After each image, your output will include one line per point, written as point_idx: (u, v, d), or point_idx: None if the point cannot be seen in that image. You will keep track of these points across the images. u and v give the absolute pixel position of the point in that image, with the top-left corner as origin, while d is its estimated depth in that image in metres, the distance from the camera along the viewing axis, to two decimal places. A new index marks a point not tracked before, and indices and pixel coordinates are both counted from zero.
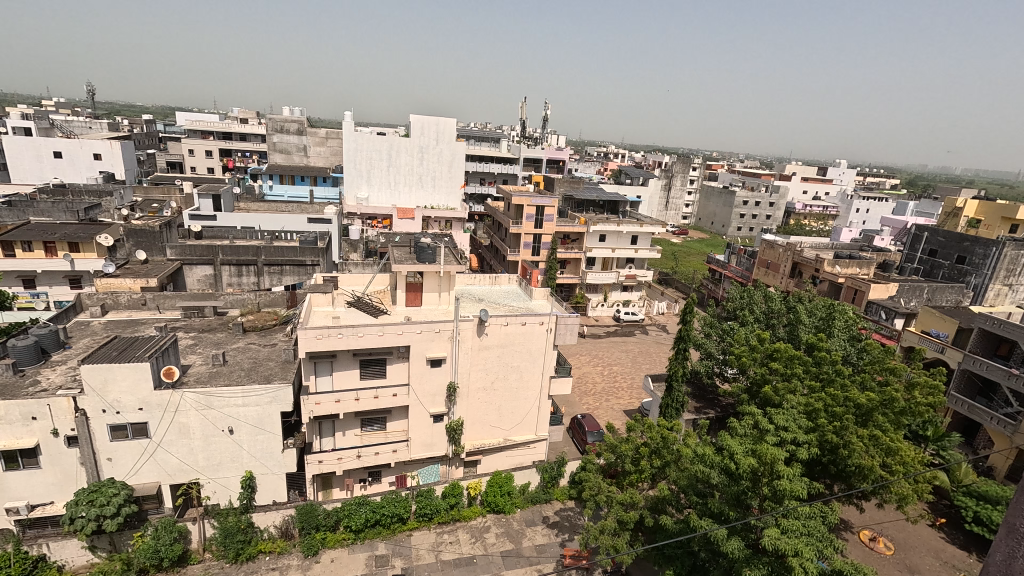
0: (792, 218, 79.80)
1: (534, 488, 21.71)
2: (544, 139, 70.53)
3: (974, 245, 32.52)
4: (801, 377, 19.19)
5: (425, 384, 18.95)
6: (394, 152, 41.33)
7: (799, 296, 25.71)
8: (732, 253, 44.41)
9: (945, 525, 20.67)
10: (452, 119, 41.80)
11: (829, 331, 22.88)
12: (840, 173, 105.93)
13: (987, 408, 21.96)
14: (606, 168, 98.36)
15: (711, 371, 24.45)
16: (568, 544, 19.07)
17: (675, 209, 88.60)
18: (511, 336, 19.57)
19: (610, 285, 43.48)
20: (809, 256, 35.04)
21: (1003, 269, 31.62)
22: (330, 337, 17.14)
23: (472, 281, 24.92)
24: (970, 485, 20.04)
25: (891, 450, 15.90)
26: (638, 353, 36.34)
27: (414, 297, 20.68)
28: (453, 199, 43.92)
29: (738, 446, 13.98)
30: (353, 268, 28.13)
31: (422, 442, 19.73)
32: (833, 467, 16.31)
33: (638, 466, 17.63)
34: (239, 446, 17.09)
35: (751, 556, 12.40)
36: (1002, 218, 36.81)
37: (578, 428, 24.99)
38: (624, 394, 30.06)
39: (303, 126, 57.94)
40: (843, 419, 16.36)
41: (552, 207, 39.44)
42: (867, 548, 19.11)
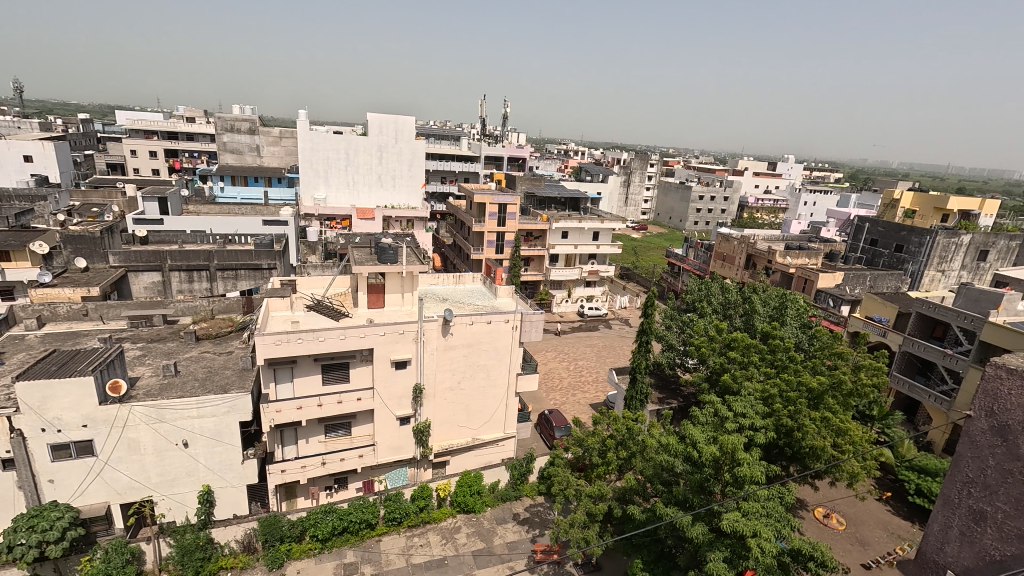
0: (746, 212, 82.76)
1: (503, 486, 21.73)
2: (504, 137, 70.59)
3: (910, 234, 34.61)
4: (757, 364, 19.90)
5: (390, 387, 18.65)
6: (351, 151, 40.41)
7: (754, 286, 26.61)
8: (690, 246, 45.67)
9: (891, 499, 21.93)
10: (410, 117, 41.27)
11: (782, 320, 23.90)
12: (788, 168, 110.43)
13: (926, 387, 23.40)
14: (567, 163, 99.06)
15: (673, 362, 25.08)
16: (539, 539, 19.20)
17: (634, 205, 90.24)
18: (476, 335, 19.50)
19: (573, 281, 43.96)
20: (762, 249, 36.43)
21: (937, 256, 33.83)
22: (289, 342, 16.62)
23: (436, 280, 24.69)
24: (912, 460, 21.36)
25: (841, 430, 16.74)
26: (602, 348, 36.92)
27: (376, 298, 20.30)
28: (415, 198, 43.40)
29: (700, 435, 14.41)
30: (311, 271, 27.41)
31: (389, 446, 19.48)
32: (789, 449, 17.04)
33: (605, 458, 17.85)
34: (194, 459, 16.38)
35: (714, 540, 12.75)
36: (935, 209, 39.26)
37: (546, 424, 25.21)
38: (590, 388, 30.49)
39: (255, 125, 56.01)
40: (797, 403, 17.11)
41: (514, 205, 39.46)
42: (821, 524, 20.12)
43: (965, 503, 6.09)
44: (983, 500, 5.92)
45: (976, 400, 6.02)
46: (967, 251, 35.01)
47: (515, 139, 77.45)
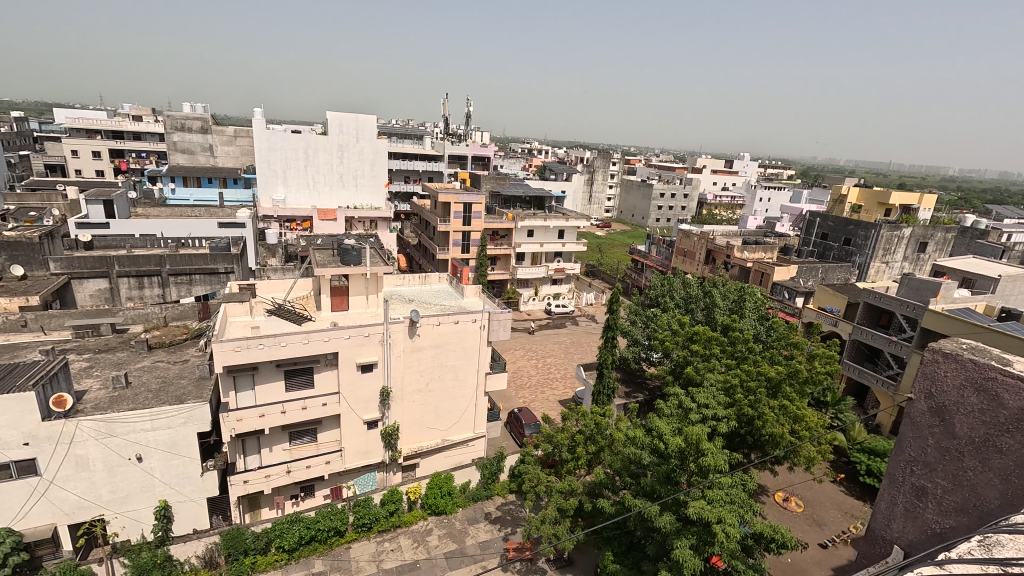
0: (705, 208, 85.24)
1: (474, 486, 21.67)
2: (467, 136, 70.23)
3: (857, 228, 36.44)
4: (718, 356, 20.52)
5: (357, 391, 18.30)
6: (311, 150, 39.42)
7: (714, 281, 27.37)
8: (652, 243, 46.63)
9: (845, 480, 23.02)
10: (372, 116, 40.62)
11: (741, 312, 24.72)
12: (744, 165, 114.50)
13: (874, 372, 24.66)
14: (531, 163, 99.34)
15: (638, 357, 25.52)
16: (511, 537, 19.25)
17: (598, 203, 91.54)
18: (444, 335, 19.37)
19: (540, 279, 44.16)
20: (721, 244, 37.55)
21: (881, 249, 35.78)
22: (249, 349, 16.07)
23: (402, 281, 24.37)
24: (862, 442, 22.48)
25: (798, 417, 17.45)
26: (569, 345, 37.31)
27: (340, 301, 19.86)
28: (378, 198, 42.73)
29: (666, 427, 14.80)
30: (271, 274, 26.56)
31: (357, 451, 19.12)
32: (750, 437, 17.68)
33: (575, 453, 18.03)
34: (150, 474, 15.65)
35: (681, 528, 13.08)
36: (879, 204, 41.45)
37: (515, 422, 25.29)
38: (559, 385, 30.78)
39: (207, 124, 53.83)
40: (757, 392, 17.77)
41: (479, 204, 39.35)
42: (781, 508, 20.94)
43: (907, 480, 6.39)
44: (924, 477, 6.23)
45: (916, 383, 6.37)
46: (909, 242, 37.14)
47: (479, 138, 77.31)
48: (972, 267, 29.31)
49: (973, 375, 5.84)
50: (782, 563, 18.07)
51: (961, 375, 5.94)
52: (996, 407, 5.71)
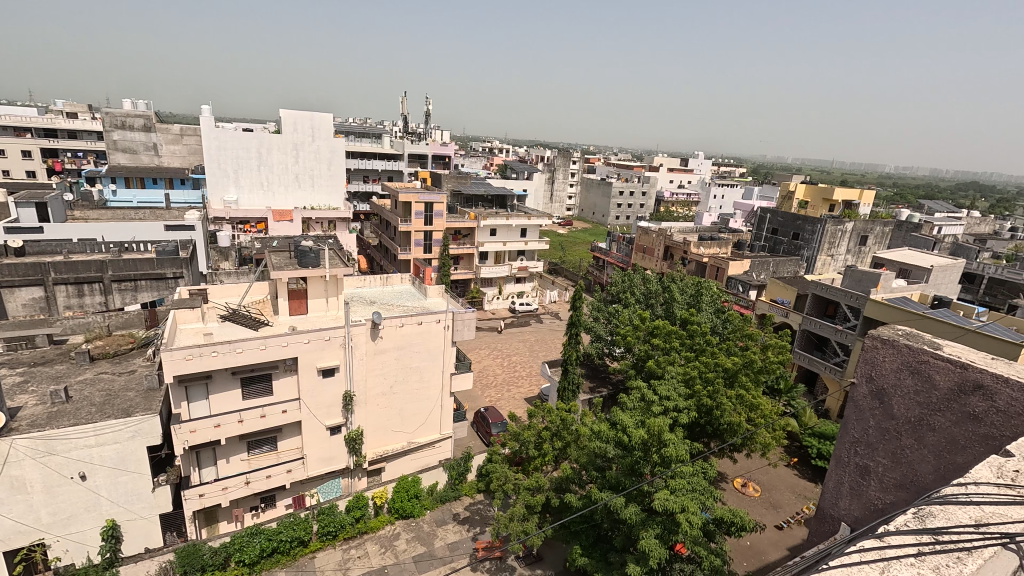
0: (663, 206, 87.47)
1: (442, 487, 21.52)
2: (427, 134, 69.47)
3: (804, 223, 38.24)
4: (678, 349, 21.10)
5: (318, 396, 17.85)
6: (264, 149, 38.12)
7: (672, 276, 28.13)
8: (612, 240, 47.45)
9: (797, 463, 24.14)
10: (328, 115, 39.67)
11: (699, 306, 25.51)
12: (699, 164, 118.03)
13: (822, 360, 25.89)
14: (493, 162, 99.27)
15: (601, 352, 26.01)
16: (480, 537, 19.24)
17: (559, 203, 92.38)
18: (407, 336, 19.12)
19: (503, 278, 44.20)
20: (678, 240, 38.65)
21: (826, 242, 37.70)
22: (202, 356, 15.39)
23: (363, 283, 23.92)
24: (813, 427, 23.61)
25: (753, 405, 18.18)
26: (533, 342, 37.57)
27: (298, 304, 19.30)
28: (336, 198, 41.73)
29: (630, 420, 15.09)
30: (224, 278, 25.55)
31: (320, 457, 18.65)
32: (710, 426, 18.31)
33: (541, 450, 18.23)
34: (95, 493, 14.79)
35: (646, 518, 13.37)
36: (824, 200, 43.53)
37: (482, 421, 25.26)
38: (524, 383, 30.95)
39: (151, 121, 51.15)
40: (715, 383, 18.39)
41: (440, 204, 39.02)
42: (740, 493, 21.77)
43: (852, 461, 6.76)
44: (867, 457, 6.60)
45: (858, 368, 6.78)
46: (852, 236, 39.22)
47: (439, 136, 76.57)
48: (907, 258, 31.26)
49: (908, 358, 6.26)
50: (742, 546, 18.76)
51: (898, 359, 6.34)
52: (928, 388, 6.10)
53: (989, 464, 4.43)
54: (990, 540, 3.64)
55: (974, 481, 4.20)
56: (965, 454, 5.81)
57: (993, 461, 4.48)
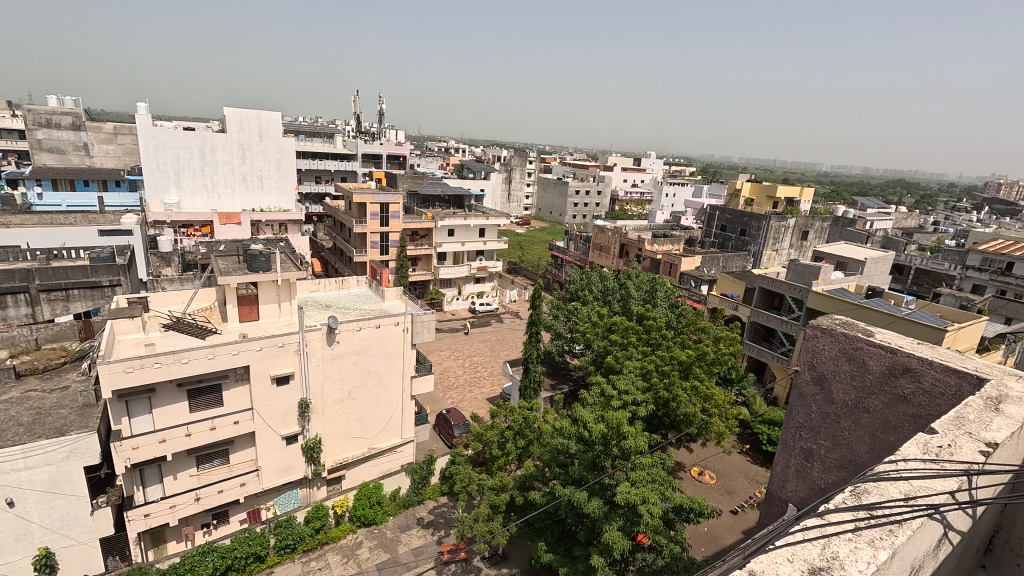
0: (618, 205, 89.34)
1: (405, 492, 21.24)
2: (381, 134, 68.22)
3: (751, 220, 40.03)
4: (635, 344, 21.57)
5: (272, 405, 17.19)
6: (208, 149, 36.38)
7: (628, 273, 28.79)
8: (570, 239, 48.07)
9: (750, 450, 25.23)
10: (276, 113, 38.31)
11: (654, 302, 26.21)
12: (651, 164, 121.35)
13: (770, 350, 27.11)
14: (449, 162, 98.55)
15: (561, 350, 26.32)
16: (445, 540, 19.07)
17: (517, 202, 92.51)
18: (365, 340, 18.70)
19: (462, 278, 44.01)
20: (633, 238, 39.58)
21: (771, 238, 39.63)
22: (143, 368, 14.52)
23: (317, 286, 23.25)
24: (763, 414, 24.76)
25: (707, 395, 18.84)
26: (494, 342, 37.61)
27: (249, 310, 18.52)
28: (287, 200, 40.31)
29: (590, 415, 15.30)
30: (167, 285, 24.21)
31: (275, 468, 17.98)
32: (667, 418, 18.89)
33: (504, 449, 18.27)
34: (24, 520, 13.69)
35: (609, 511, 13.60)
36: (768, 197, 45.64)
37: (444, 424, 25.07)
38: (486, 383, 30.93)
39: (80, 119, 47.80)
40: (671, 375, 18.96)
41: (396, 204, 38.43)
42: (697, 481, 22.53)
43: (797, 444, 7.11)
44: (810, 440, 6.96)
45: (801, 356, 7.17)
46: (794, 231, 41.31)
47: (393, 136, 75.43)
48: (844, 251, 33.21)
49: (844, 345, 6.66)
50: (700, 533, 19.42)
51: (836, 346, 6.73)
52: (863, 373, 6.50)
53: (916, 440, 4.73)
54: (918, 510, 3.89)
55: (903, 457, 4.48)
56: (896, 433, 6.19)
57: (920, 437, 4.79)
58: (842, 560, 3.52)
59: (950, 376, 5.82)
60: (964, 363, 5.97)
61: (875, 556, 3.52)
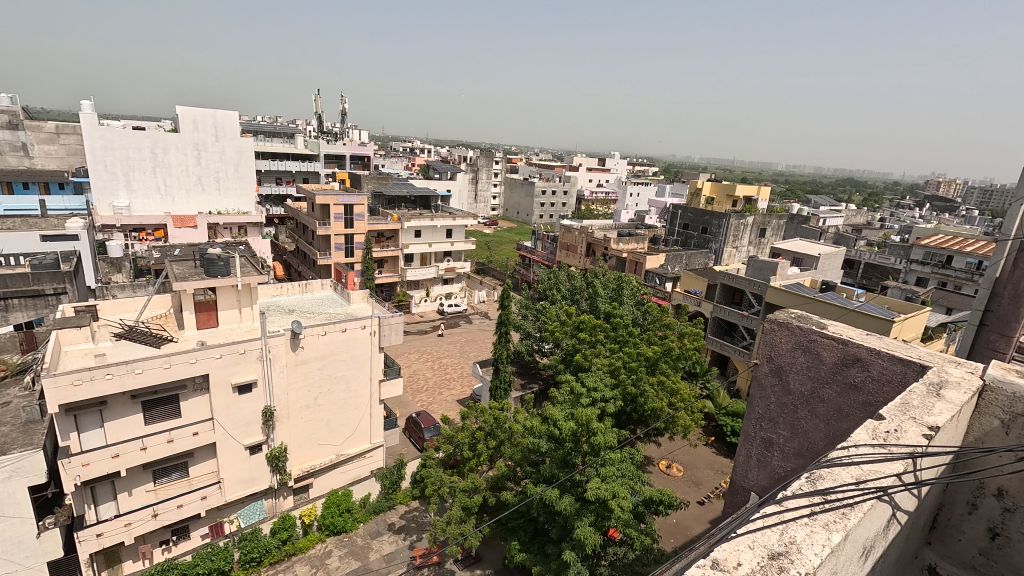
0: (584, 205, 90.39)
1: (375, 498, 20.96)
2: (343, 134, 66.93)
3: (712, 218, 41.25)
4: (604, 342, 21.87)
5: (233, 414, 16.61)
6: (160, 149, 34.89)
7: (595, 271, 29.17)
8: (537, 239, 48.40)
9: (715, 441, 26.01)
10: (232, 113, 37.07)
11: (621, 299, 26.67)
12: (615, 164, 123.36)
13: (732, 344, 27.95)
14: (415, 163, 97.49)
15: (531, 349, 26.46)
16: (417, 544, 18.88)
17: (484, 203, 92.26)
18: (331, 345, 18.30)
19: (430, 280, 43.66)
20: (599, 237, 40.11)
21: (731, 236, 40.93)
22: (93, 380, 13.79)
23: (279, 291, 22.61)
24: (727, 407, 25.58)
25: (674, 390, 19.28)
26: (464, 344, 37.46)
27: (207, 317, 17.85)
28: (246, 202, 39.07)
29: (560, 413, 15.41)
30: (117, 292, 23.06)
31: (239, 480, 17.42)
32: (635, 413, 19.26)
33: (476, 450, 18.17)
34: None
35: (581, 508, 13.75)
36: (728, 196, 47.10)
37: (414, 427, 24.81)
38: (456, 384, 30.80)
39: (17, 117, 44.81)
40: (638, 371, 19.29)
41: (361, 206, 37.77)
42: (665, 474, 23.05)
43: (758, 435, 7.41)
44: (770, 430, 7.25)
45: (760, 349, 7.45)
46: (753, 228, 42.74)
47: (357, 136, 74.15)
48: (800, 247, 34.58)
49: (800, 338, 6.94)
50: (669, 524, 19.89)
51: (792, 339, 7.02)
52: (818, 365, 6.79)
53: (866, 427, 4.96)
54: (868, 494, 4.10)
55: (854, 443, 4.69)
56: (848, 421, 6.50)
57: (869, 423, 5.03)
58: (799, 544, 3.66)
59: (895, 365, 6.08)
60: (909, 352, 6.27)
61: (830, 538, 3.67)
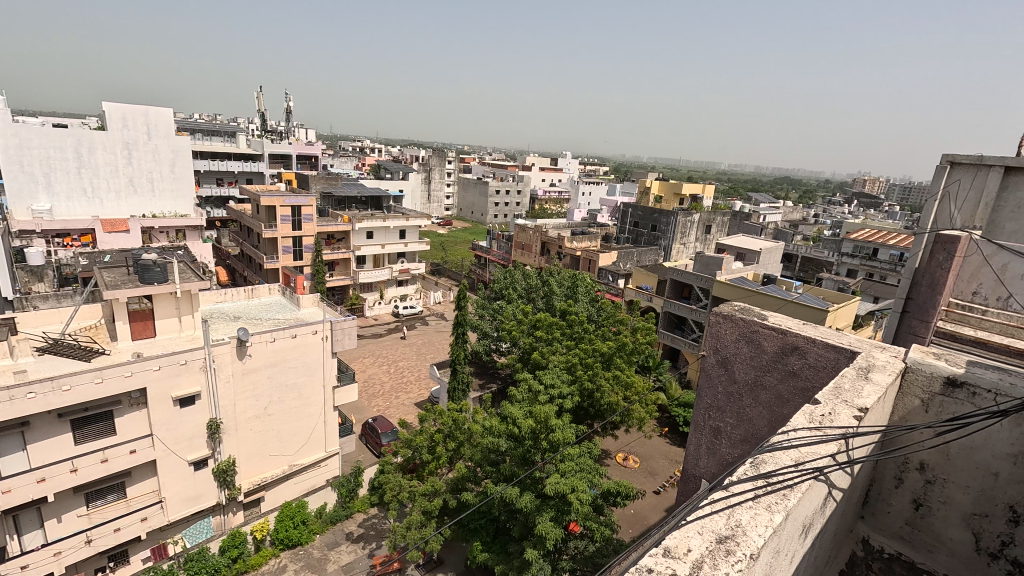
0: (538, 204, 91.13)
1: (331, 508, 20.38)
2: (289, 133, 64.56)
3: (661, 216, 42.56)
4: (560, 339, 22.14)
5: (174, 428, 15.70)
6: (84, 148, 32.46)
7: (550, 270, 29.48)
8: (492, 239, 48.48)
9: (669, 432, 26.89)
10: (166, 110, 35.01)
11: (576, 297, 27.11)
12: (567, 163, 125.18)
13: (682, 337, 28.90)
14: (364, 163, 95.29)
15: (488, 349, 26.44)
16: (377, 552, 18.47)
17: (437, 203, 91.25)
18: (280, 353, 17.62)
19: (384, 282, 42.77)
20: (553, 236, 40.58)
21: (679, 233, 42.40)
22: (13, 399, 12.65)
23: (222, 297, 21.54)
24: (679, 398, 26.54)
25: (628, 384, 19.76)
26: (421, 346, 36.99)
27: (143, 327, 16.77)
28: (184, 205, 36.99)
29: (519, 412, 15.48)
30: (40, 303, 21.29)
31: (183, 497, 16.49)
32: (592, 408, 19.61)
33: (435, 453, 17.92)
34: None
35: (541, 504, 13.88)
36: (675, 194, 48.76)
37: (370, 433, 24.29)
38: (413, 388, 30.36)
39: None
40: (594, 367, 19.66)
41: (309, 207, 36.57)
42: (623, 467, 23.59)
43: (708, 424, 7.74)
44: (719, 419, 7.59)
45: (707, 341, 7.75)
46: (699, 225, 44.38)
47: (303, 136, 71.75)
48: (743, 242, 36.23)
49: (743, 328, 7.24)
50: (627, 515, 20.41)
51: (735, 330, 7.33)
52: (760, 354, 7.12)
53: (803, 411, 5.25)
54: (805, 475, 4.35)
55: (793, 427, 4.95)
56: (788, 407, 6.86)
57: (806, 408, 5.33)
58: (744, 526, 3.83)
59: (829, 352, 6.46)
60: (841, 340, 6.67)
61: (772, 519, 3.86)
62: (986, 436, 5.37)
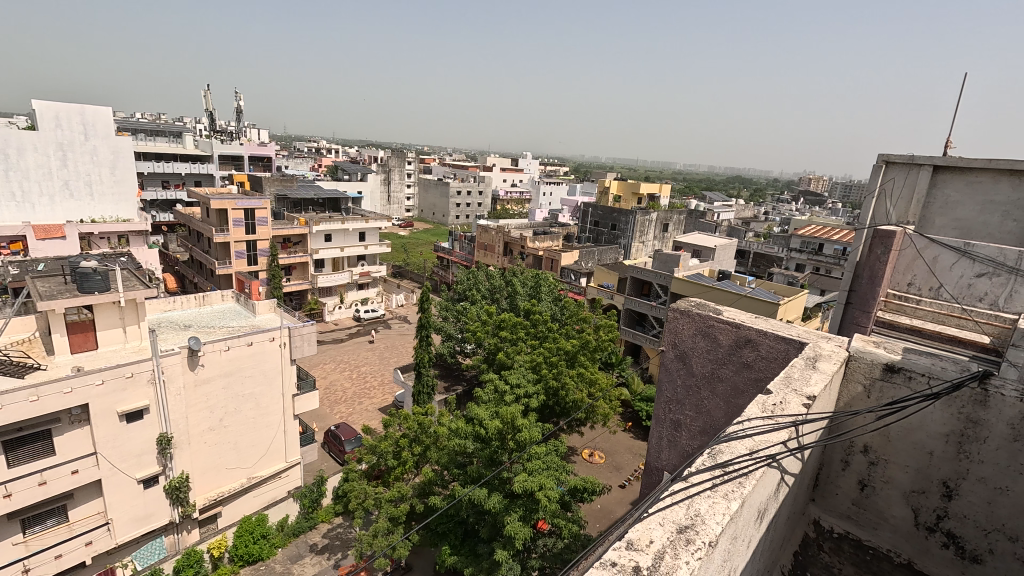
0: (499, 205, 91.26)
1: (294, 520, 19.76)
2: (240, 133, 62.21)
3: (620, 215, 43.40)
4: (524, 339, 22.25)
5: (120, 445, 14.82)
6: (11, 148, 30.35)
7: (513, 270, 29.56)
8: (454, 239, 48.24)
9: (633, 426, 27.46)
10: (105, 108, 33.05)
11: (539, 296, 27.30)
12: (528, 164, 125.96)
13: (643, 334, 29.54)
14: (321, 163, 92.96)
15: (453, 351, 26.26)
16: (342, 563, 18.04)
17: (398, 203, 89.90)
18: (235, 362, 16.94)
19: (345, 286, 41.80)
20: (515, 236, 40.73)
21: (637, 231, 43.39)
22: None
23: (171, 305, 20.54)
24: (642, 393, 27.14)
25: (592, 380, 20.06)
26: (384, 350, 36.38)
27: (83, 338, 15.79)
28: (127, 208, 34.96)
29: (485, 413, 15.46)
30: None
31: (132, 517, 15.62)
32: (558, 406, 19.77)
33: (401, 458, 17.62)
34: None
35: (509, 504, 13.89)
36: (633, 194, 49.87)
37: (333, 441, 23.70)
38: (377, 393, 29.83)
39: None
40: (559, 365, 19.85)
41: (263, 209, 35.35)
42: (589, 463, 23.95)
43: (668, 417, 7.96)
44: (678, 412, 7.82)
45: (665, 337, 7.96)
46: (657, 224, 45.52)
47: (255, 136, 69.34)
48: (699, 240, 37.39)
49: (699, 323, 7.48)
50: (595, 510, 20.75)
51: (692, 324, 7.56)
52: (715, 347, 7.37)
53: (757, 401, 5.46)
54: (759, 462, 4.53)
55: (747, 417, 5.14)
56: (742, 397, 7.13)
57: (759, 398, 5.54)
58: (703, 515, 3.94)
59: (779, 344, 6.72)
60: (790, 332, 6.97)
61: (729, 507, 4.00)
62: (921, 418, 5.73)
